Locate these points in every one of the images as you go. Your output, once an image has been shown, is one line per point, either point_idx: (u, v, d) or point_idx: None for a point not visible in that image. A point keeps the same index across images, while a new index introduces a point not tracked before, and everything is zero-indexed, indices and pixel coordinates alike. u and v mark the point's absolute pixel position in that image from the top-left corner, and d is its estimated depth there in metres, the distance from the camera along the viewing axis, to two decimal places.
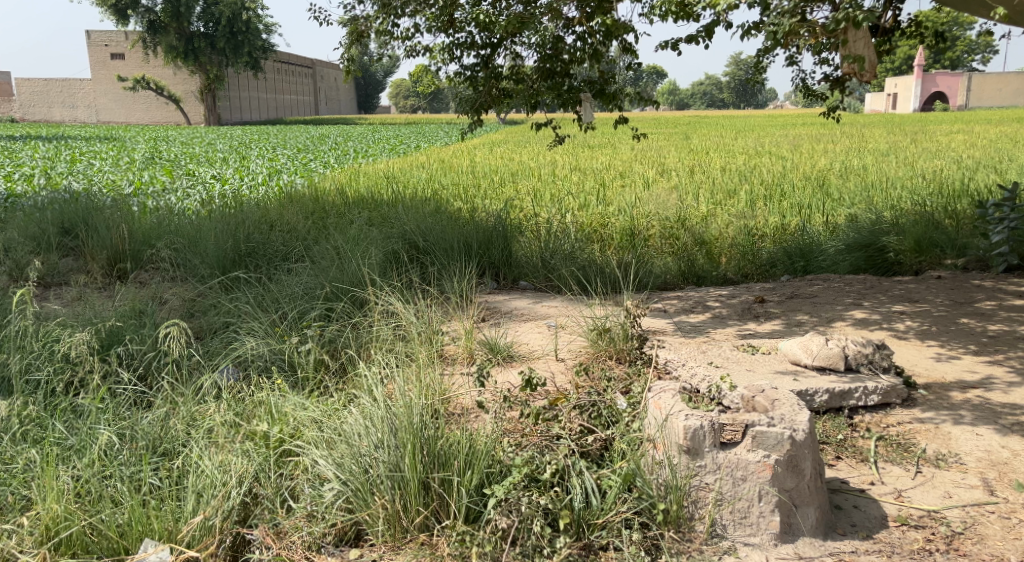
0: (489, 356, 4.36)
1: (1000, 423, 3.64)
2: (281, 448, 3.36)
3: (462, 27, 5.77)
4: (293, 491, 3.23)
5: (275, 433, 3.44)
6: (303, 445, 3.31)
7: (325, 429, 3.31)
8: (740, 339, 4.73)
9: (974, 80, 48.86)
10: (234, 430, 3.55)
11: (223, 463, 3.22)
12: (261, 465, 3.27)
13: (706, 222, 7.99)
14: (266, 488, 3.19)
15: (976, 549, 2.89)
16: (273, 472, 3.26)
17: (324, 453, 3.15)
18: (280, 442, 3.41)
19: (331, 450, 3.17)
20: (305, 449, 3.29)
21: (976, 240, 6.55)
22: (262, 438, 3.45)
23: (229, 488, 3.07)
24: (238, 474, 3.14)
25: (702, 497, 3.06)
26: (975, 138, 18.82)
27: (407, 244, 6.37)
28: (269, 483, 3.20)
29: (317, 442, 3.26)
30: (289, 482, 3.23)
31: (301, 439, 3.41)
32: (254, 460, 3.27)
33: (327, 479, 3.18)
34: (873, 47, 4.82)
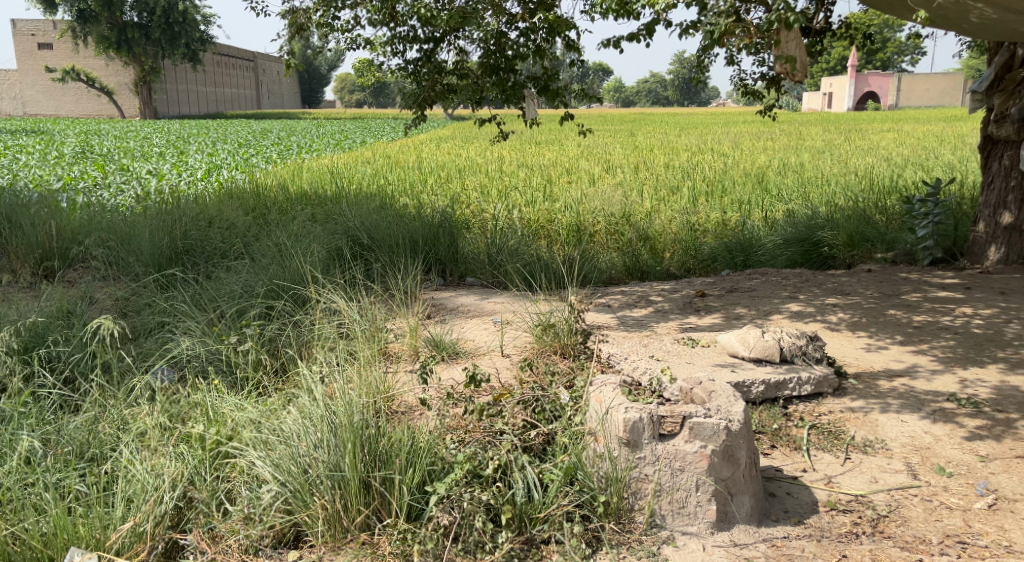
0: (433, 352, 4.36)
1: (924, 410, 3.79)
2: (217, 450, 3.30)
3: (405, 21, 5.74)
4: (229, 494, 3.18)
5: (211, 435, 3.37)
6: (239, 446, 3.25)
7: (263, 430, 3.25)
8: (681, 332, 4.84)
9: (904, 80, 50.61)
10: (167, 433, 3.49)
11: (154, 467, 3.18)
12: (195, 468, 3.22)
13: (650, 218, 8.12)
14: (201, 491, 3.13)
15: (900, 530, 3.00)
16: (209, 475, 3.21)
17: (260, 454, 3.09)
18: (216, 444, 3.35)
19: (269, 450, 3.13)
20: (242, 451, 3.23)
21: (904, 235, 6.81)
22: (197, 439, 3.38)
23: (162, 492, 3.02)
24: (171, 478, 3.09)
25: (641, 488, 3.10)
26: (903, 136, 19.54)
27: (350, 240, 6.30)
28: (204, 486, 3.14)
29: (254, 443, 3.20)
30: (225, 484, 3.19)
31: (238, 441, 3.36)
32: (188, 463, 3.21)
33: (265, 481, 3.15)
34: (803, 47, 5.00)
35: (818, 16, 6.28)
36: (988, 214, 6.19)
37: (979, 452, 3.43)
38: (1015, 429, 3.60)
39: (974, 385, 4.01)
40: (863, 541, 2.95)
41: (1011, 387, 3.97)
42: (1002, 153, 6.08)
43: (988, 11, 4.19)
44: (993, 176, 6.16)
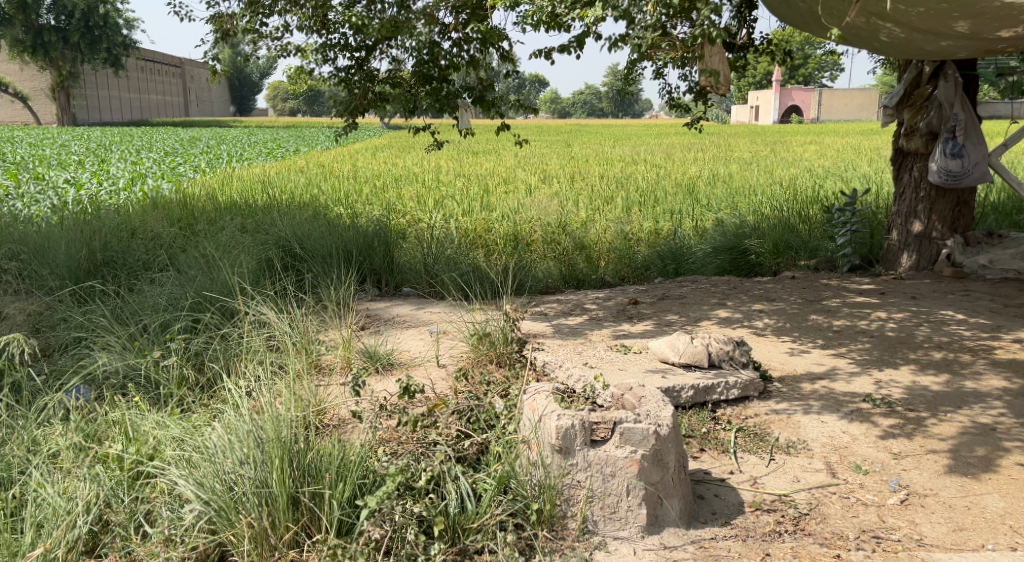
0: (367, 364, 4.34)
1: (842, 411, 3.95)
2: (136, 470, 3.23)
3: (335, 29, 5.71)
4: (148, 516, 3.08)
5: (130, 455, 3.31)
6: (160, 466, 3.18)
7: (186, 447, 3.18)
8: (614, 339, 4.93)
9: (826, 94, 52.53)
10: (82, 453, 3.41)
11: (67, 491, 3.11)
12: (112, 489, 3.13)
13: (586, 227, 8.25)
14: (118, 514, 3.05)
15: (819, 528, 3.12)
16: (127, 496, 3.12)
17: (183, 473, 3.00)
18: (135, 464, 3.27)
19: (192, 469, 3.03)
20: (163, 470, 3.15)
21: (826, 243, 7.09)
22: (115, 460, 3.32)
23: (75, 516, 2.94)
24: (84, 501, 3.01)
25: (573, 494, 3.16)
26: (825, 148, 20.35)
27: (282, 251, 6.21)
28: (121, 509, 3.06)
29: (176, 461, 3.13)
30: (145, 506, 3.08)
31: (159, 460, 3.29)
32: (104, 484, 3.12)
33: (187, 500, 3.04)
34: (726, 62, 5.19)
35: (741, 32, 6.54)
36: (901, 223, 6.47)
37: (893, 450, 3.59)
38: (925, 426, 3.77)
39: (888, 386, 4.20)
40: (785, 539, 3.06)
41: (923, 387, 4.17)
42: (912, 166, 6.37)
43: (897, 30, 4.40)
44: (905, 187, 6.45)
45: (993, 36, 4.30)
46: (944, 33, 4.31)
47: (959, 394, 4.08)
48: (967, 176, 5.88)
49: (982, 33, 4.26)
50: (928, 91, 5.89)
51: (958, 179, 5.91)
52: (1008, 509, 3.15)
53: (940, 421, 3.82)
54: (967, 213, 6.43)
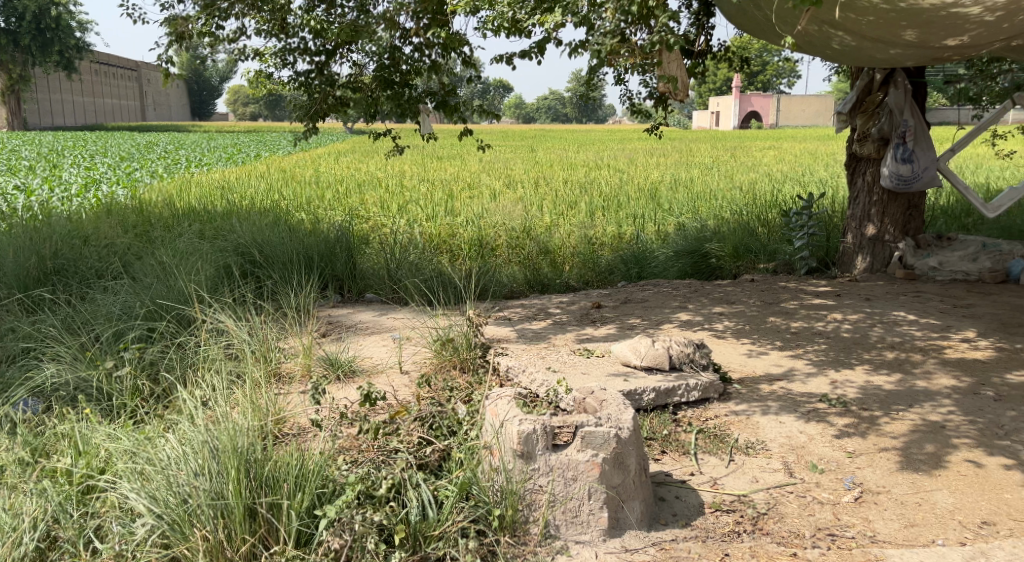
0: (328, 371, 4.30)
1: (800, 412, 4.02)
2: (84, 484, 3.17)
3: (294, 33, 5.67)
4: (99, 532, 2.99)
5: (79, 469, 3.27)
6: (110, 479, 3.11)
7: (138, 460, 3.10)
8: (577, 343, 4.95)
9: (784, 100, 53.45)
10: (29, 468, 3.34)
11: (13, 507, 3.02)
12: (60, 505, 3.06)
13: (550, 232, 8.28)
14: (67, 530, 2.96)
15: (777, 527, 3.16)
16: (76, 512, 3.04)
17: (134, 486, 2.92)
18: (84, 478, 3.24)
19: (143, 482, 2.95)
20: (114, 484, 3.07)
21: (784, 246, 7.21)
22: (64, 475, 3.25)
23: (20, 533, 2.86)
24: (30, 517, 2.94)
25: (536, 499, 3.15)
26: (785, 153, 20.70)
27: (242, 258, 6.13)
28: (70, 525, 2.97)
29: (128, 474, 3.06)
30: (95, 522, 3.00)
31: (109, 473, 3.22)
32: (51, 499, 3.05)
33: (139, 515, 2.97)
34: (684, 68, 5.28)
35: (699, 39, 6.64)
36: (855, 226, 6.61)
37: (847, 449, 3.66)
38: (878, 425, 3.85)
39: (843, 386, 4.28)
40: (744, 539, 3.10)
41: (876, 387, 4.25)
42: (865, 171, 6.50)
43: (848, 38, 4.49)
44: (858, 192, 6.58)
45: (940, 44, 4.41)
46: (893, 41, 4.41)
47: (911, 393, 4.17)
48: (917, 181, 6.01)
49: (929, 41, 4.36)
50: (879, 97, 6.05)
51: (909, 183, 6.04)
52: (957, 505, 3.22)
53: (893, 419, 3.90)
54: (917, 216, 6.59)
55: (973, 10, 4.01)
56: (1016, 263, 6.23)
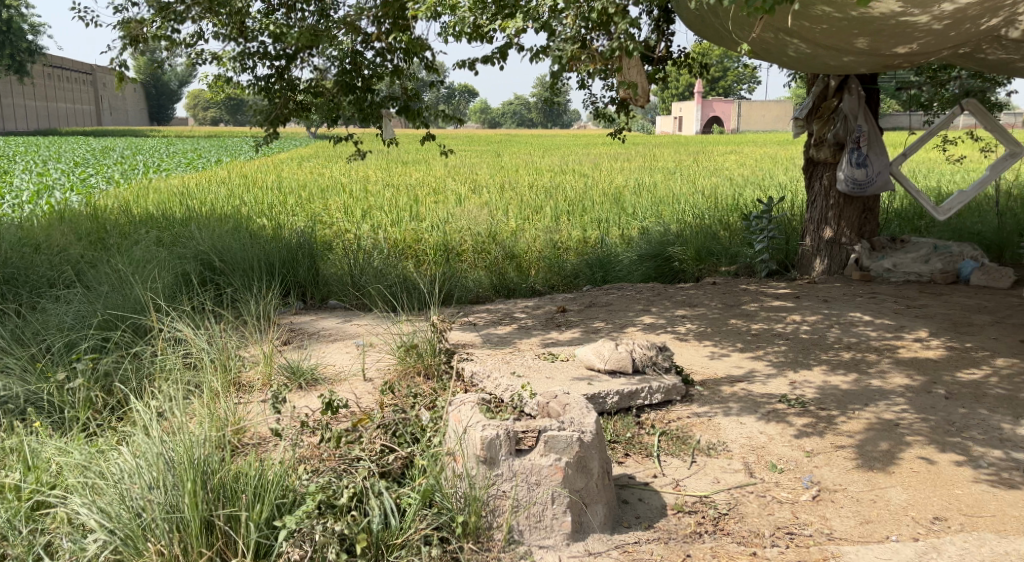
0: (289, 380, 4.24)
1: (760, 412, 4.07)
2: (33, 500, 3.10)
3: (253, 37, 5.62)
4: (48, 549, 2.92)
5: (29, 484, 3.19)
6: (61, 494, 3.04)
7: (90, 473, 3.04)
8: (542, 348, 4.97)
9: (745, 105, 54.23)
10: None
11: None
12: (8, 521, 2.99)
13: (516, 237, 8.29)
14: (16, 547, 2.88)
15: (738, 527, 3.20)
16: (25, 528, 2.97)
17: (85, 501, 2.86)
18: (33, 493, 3.16)
19: (95, 496, 2.89)
20: (64, 499, 3.00)
21: (745, 249, 7.30)
22: (12, 490, 3.18)
23: None
24: None
25: (499, 505, 3.14)
26: (747, 158, 20.98)
27: (201, 265, 6.05)
28: (18, 541, 2.89)
29: (79, 489, 2.99)
30: (44, 538, 2.93)
31: (60, 488, 3.15)
32: None
33: (91, 530, 2.90)
34: (644, 74, 5.35)
35: (659, 45, 6.72)
36: (813, 229, 6.73)
37: (806, 448, 3.72)
38: (835, 425, 3.91)
39: (802, 387, 4.34)
40: (705, 539, 3.13)
41: (834, 386, 4.33)
42: (822, 175, 6.62)
43: (803, 46, 4.57)
44: (815, 195, 6.70)
45: (890, 52, 4.51)
46: (845, 49, 4.50)
47: (866, 392, 4.25)
48: (871, 185, 6.19)
49: (880, 49, 4.46)
50: (834, 104, 6.13)
51: (863, 188, 6.20)
52: (910, 501, 3.29)
53: (849, 418, 3.97)
54: (873, 218, 6.71)
55: (922, 18, 4.07)
56: (966, 264, 6.40)
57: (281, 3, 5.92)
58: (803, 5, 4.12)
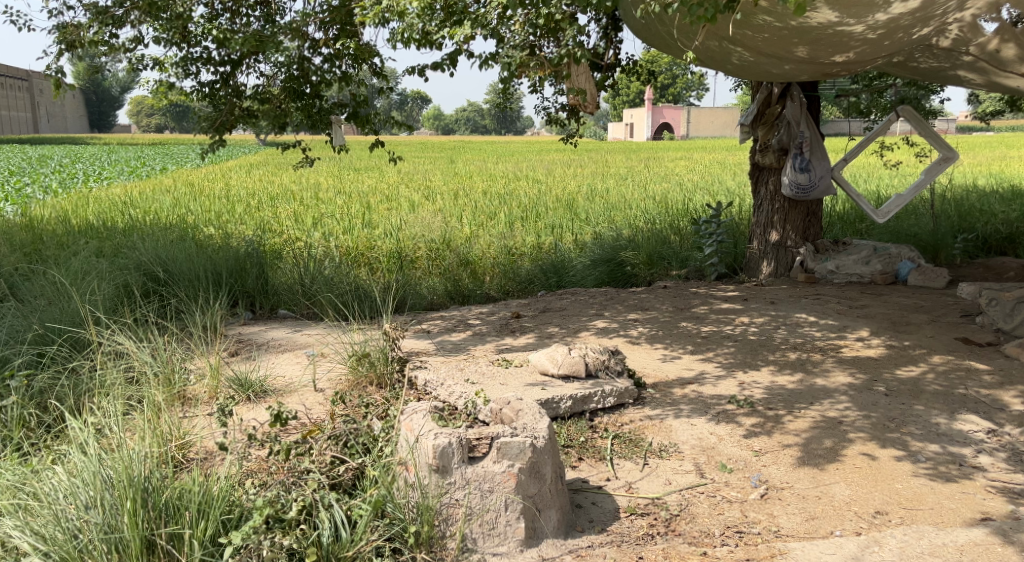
0: (237, 392, 4.17)
1: (711, 413, 4.13)
2: None
3: (196, 42, 5.52)
4: None
5: None
6: None
7: (23, 493, 2.94)
8: (496, 354, 4.97)
9: (694, 112, 55.08)
10: None
11: None
12: None
13: (470, 243, 8.28)
14: None
15: (689, 527, 3.23)
16: None
17: (18, 523, 2.77)
18: None
19: (28, 517, 2.80)
20: None
21: (695, 252, 7.41)
22: None
23: None
24: None
25: (452, 513, 3.12)
26: (696, 164, 21.26)
27: (144, 276, 5.91)
28: None
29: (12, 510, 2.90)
30: None
31: None
32: None
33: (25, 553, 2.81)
34: (592, 81, 5.39)
35: (608, 52, 6.80)
36: (759, 233, 6.89)
37: (754, 447, 3.78)
38: (783, 424, 3.99)
39: (750, 387, 4.42)
40: (657, 541, 3.15)
41: (780, 386, 4.41)
42: (768, 180, 6.76)
43: (746, 54, 4.66)
44: (761, 199, 6.84)
45: (829, 60, 4.62)
46: (786, 57, 4.61)
47: (811, 391, 4.34)
48: (814, 189, 6.31)
49: (818, 58, 4.57)
50: (778, 110, 6.30)
51: (807, 192, 6.33)
52: (853, 497, 3.36)
53: (795, 417, 4.05)
54: (816, 221, 6.86)
55: (857, 28, 4.18)
56: (904, 265, 6.59)
57: (225, 8, 5.84)
58: (746, 15, 4.19)
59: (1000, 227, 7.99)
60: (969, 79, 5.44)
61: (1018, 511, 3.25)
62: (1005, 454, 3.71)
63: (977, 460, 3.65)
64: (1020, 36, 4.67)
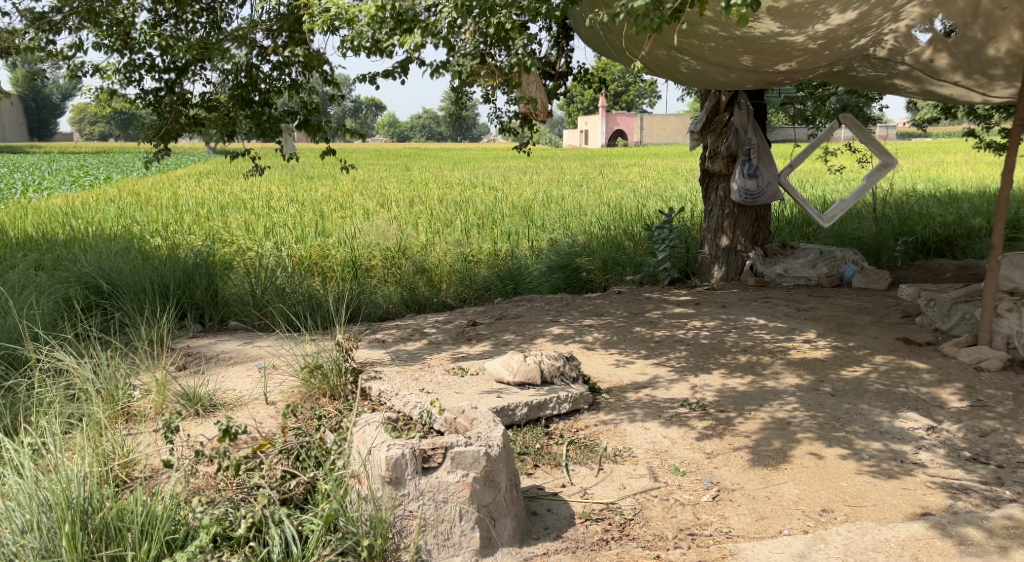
0: (184, 407, 4.08)
1: (664, 417, 4.17)
2: None
3: (139, 48, 5.42)
4: None
5: None
6: None
7: None
8: (451, 362, 4.95)
9: (647, 119, 55.75)
10: None
11: None
12: None
13: (425, 251, 8.24)
14: None
15: (643, 531, 3.26)
16: None
17: None
18: None
19: None
20: None
21: (648, 258, 7.48)
22: None
23: None
24: None
25: (406, 525, 3.10)
26: (649, 170, 21.48)
27: (86, 289, 5.78)
28: None
29: None
30: None
31: None
32: None
33: None
34: (543, 89, 5.41)
35: (559, 61, 6.84)
36: (710, 238, 6.99)
37: (706, 450, 3.82)
38: (733, 426, 4.04)
39: (702, 391, 4.47)
40: (612, 546, 3.17)
41: (731, 389, 4.48)
42: (717, 186, 6.87)
43: (693, 63, 4.73)
44: (711, 206, 6.94)
45: (773, 69, 4.72)
46: (732, 66, 4.69)
47: (761, 393, 4.41)
48: (762, 195, 6.45)
49: (763, 66, 4.66)
50: (725, 118, 6.38)
51: (755, 198, 6.45)
52: (800, 496, 3.42)
53: (745, 419, 4.11)
54: (765, 226, 6.99)
55: (798, 38, 4.28)
56: (849, 268, 6.75)
57: (169, 15, 5.75)
58: (691, 25, 4.25)
59: (937, 230, 8.24)
60: (905, 87, 5.61)
61: (956, 505, 3.33)
62: (943, 450, 3.82)
63: (918, 456, 3.75)
64: (951, 46, 4.82)
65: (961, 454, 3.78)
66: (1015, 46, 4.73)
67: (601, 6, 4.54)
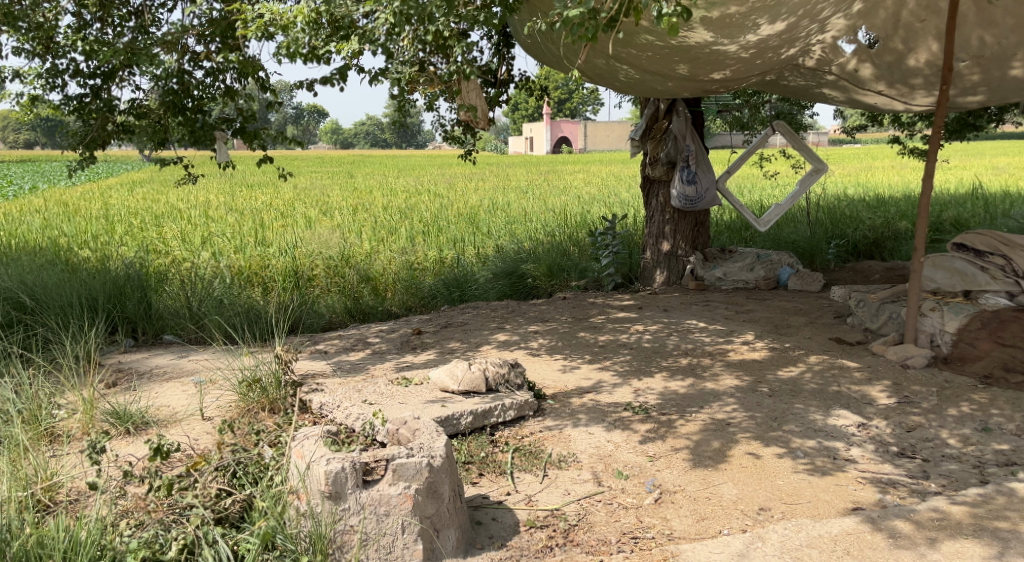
0: (114, 426, 3.95)
1: (607, 421, 4.19)
2: None
3: (63, 52, 5.24)
4: None
5: None
6: None
7: None
8: (395, 372, 4.90)
9: (590, 127, 56.29)
10: None
11: None
12: None
13: (370, 259, 8.14)
14: None
15: (586, 537, 3.26)
16: None
17: None
18: None
19: None
20: None
21: (592, 263, 7.54)
22: None
23: None
24: None
25: (347, 540, 3.04)
26: (592, 176, 21.64)
27: (9, 305, 5.56)
28: None
29: None
30: None
31: None
32: None
33: None
34: (483, 97, 5.27)
35: (500, 68, 6.84)
36: (652, 244, 7.07)
37: (649, 453, 3.86)
38: (675, 428, 4.09)
39: (645, 394, 4.51)
40: (555, 552, 3.16)
41: (672, 392, 4.53)
42: (659, 192, 6.95)
43: (631, 71, 4.79)
44: (653, 211, 7.03)
45: (707, 78, 4.80)
46: (668, 74, 4.75)
47: (701, 395, 4.47)
48: (700, 201, 6.55)
49: (697, 75, 4.73)
50: (665, 125, 6.47)
51: (694, 203, 6.56)
52: (739, 495, 3.47)
53: (686, 421, 4.16)
54: (704, 231, 7.12)
55: (731, 47, 4.36)
56: (785, 271, 6.90)
57: (95, 19, 5.57)
58: (628, 34, 4.29)
59: (868, 232, 8.48)
60: (834, 96, 5.77)
61: (885, 499, 3.42)
62: (873, 445, 3.92)
63: (849, 452, 3.84)
64: (875, 57, 4.99)
65: (889, 449, 3.89)
66: (934, 56, 4.91)
67: (538, 14, 4.55)
